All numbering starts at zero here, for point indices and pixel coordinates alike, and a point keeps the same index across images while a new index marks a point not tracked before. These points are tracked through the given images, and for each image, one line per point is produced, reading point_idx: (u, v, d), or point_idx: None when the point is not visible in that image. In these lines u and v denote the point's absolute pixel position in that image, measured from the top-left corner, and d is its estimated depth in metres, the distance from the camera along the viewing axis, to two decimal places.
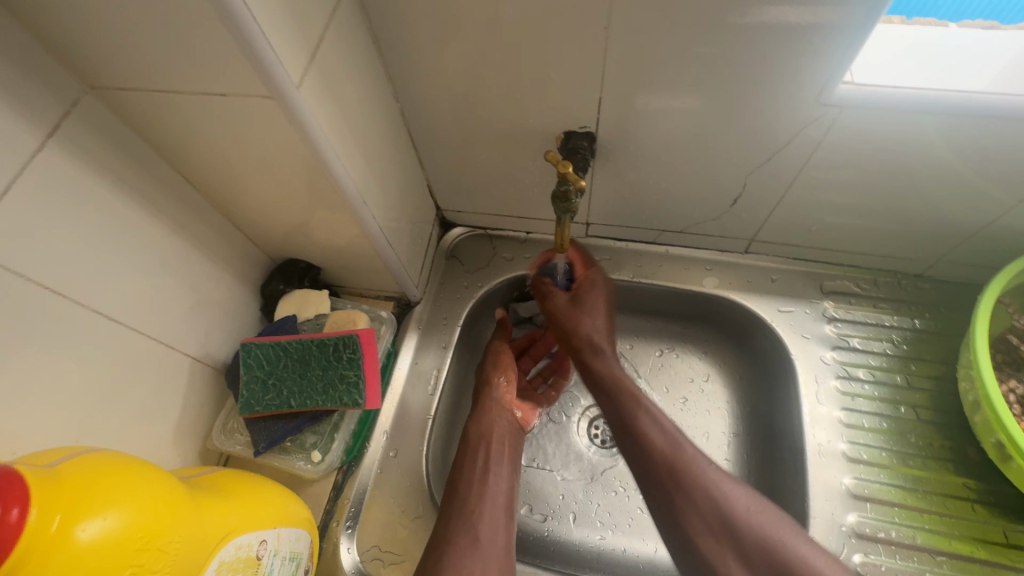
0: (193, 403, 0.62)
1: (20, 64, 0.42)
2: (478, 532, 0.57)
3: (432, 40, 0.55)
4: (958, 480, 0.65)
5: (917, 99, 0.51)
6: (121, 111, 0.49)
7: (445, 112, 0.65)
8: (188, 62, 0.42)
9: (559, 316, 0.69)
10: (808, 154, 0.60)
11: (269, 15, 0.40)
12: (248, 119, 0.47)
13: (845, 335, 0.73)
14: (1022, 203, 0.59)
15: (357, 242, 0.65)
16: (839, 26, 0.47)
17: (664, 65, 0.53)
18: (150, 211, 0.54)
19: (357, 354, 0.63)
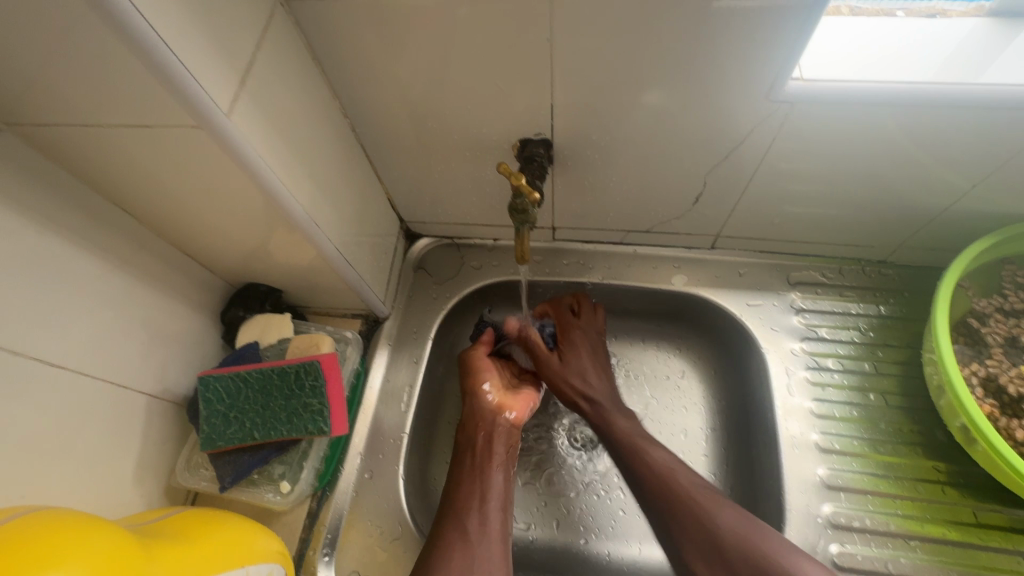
0: (153, 440, 0.60)
1: None
2: (466, 542, 0.58)
3: (374, 53, 0.54)
4: (929, 464, 0.65)
5: (867, 92, 0.51)
6: (46, 148, 0.47)
7: (397, 125, 0.63)
8: (107, 93, 0.40)
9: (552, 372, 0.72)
10: (765, 149, 0.60)
11: (186, 40, 0.38)
12: (180, 150, 0.45)
13: (813, 325, 0.73)
14: (975, 187, 0.59)
15: (315, 262, 0.63)
16: (782, 22, 0.46)
17: (611, 66, 0.52)
18: (88, 248, 0.52)
19: (319, 381, 0.62)
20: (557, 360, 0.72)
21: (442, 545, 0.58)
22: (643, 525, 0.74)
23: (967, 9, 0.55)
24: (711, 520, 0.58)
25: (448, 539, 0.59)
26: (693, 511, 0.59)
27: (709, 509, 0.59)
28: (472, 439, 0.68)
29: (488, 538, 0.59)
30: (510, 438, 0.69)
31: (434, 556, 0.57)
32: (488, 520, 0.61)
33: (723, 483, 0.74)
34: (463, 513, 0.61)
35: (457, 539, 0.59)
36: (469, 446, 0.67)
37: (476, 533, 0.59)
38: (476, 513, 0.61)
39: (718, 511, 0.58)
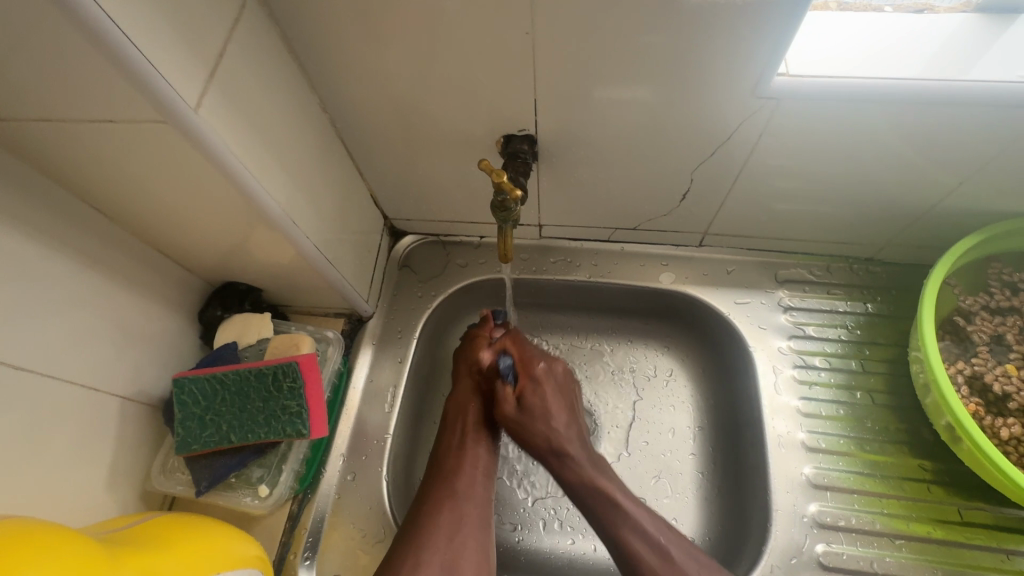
0: (127, 444, 0.59)
1: None
2: (454, 503, 0.61)
3: (352, 46, 0.53)
4: (914, 462, 0.65)
5: (854, 88, 0.50)
6: (8, 144, 0.45)
7: (378, 121, 0.62)
8: (67, 86, 0.38)
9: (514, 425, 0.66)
10: (751, 146, 0.59)
11: (149, 31, 0.37)
12: (148, 146, 0.44)
13: (800, 323, 0.73)
14: (961, 184, 0.59)
15: (295, 261, 0.62)
16: (768, 16, 0.45)
17: (595, 60, 0.51)
18: (56, 247, 0.50)
19: (298, 383, 0.60)
20: (516, 411, 0.66)
21: (430, 506, 0.60)
22: None
23: (954, 4, 0.54)
24: (673, 557, 0.57)
25: (437, 497, 0.61)
26: (658, 546, 0.58)
27: (673, 546, 0.58)
28: (461, 406, 0.68)
29: (474, 499, 0.62)
30: (496, 407, 0.70)
31: (421, 517, 0.59)
32: (474, 483, 0.63)
33: (711, 482, 0.73)
34: (452, 476, 0.63)
35: (446, 499, 0.61)
36: (458, 414, 0.68)
37: (464, 496, 0.61)
38: (464, 476, 0.63)
39: None
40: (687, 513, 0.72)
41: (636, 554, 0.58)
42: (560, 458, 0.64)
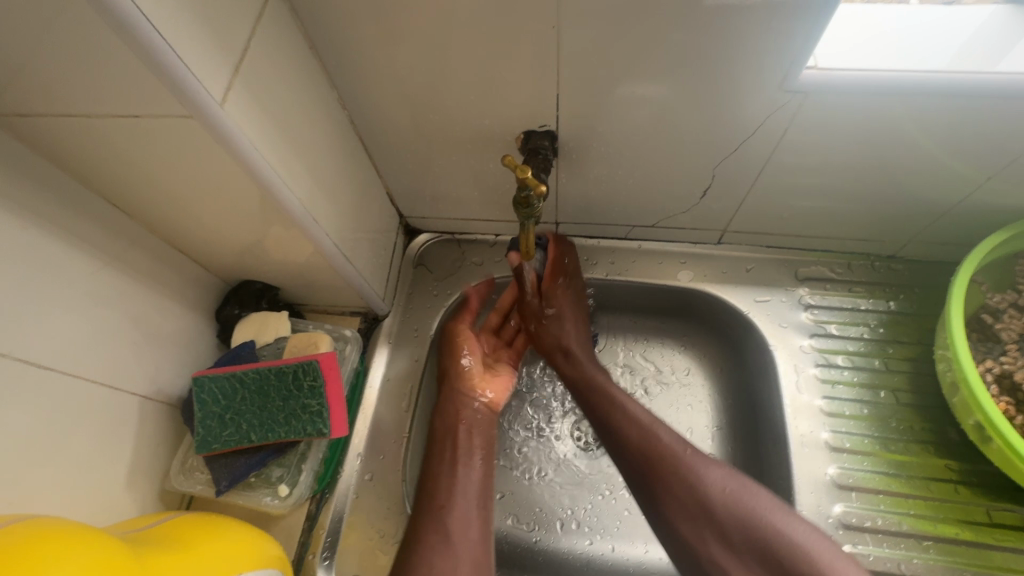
0: (147, 443, 0.58)
1: None
2: (447, 546, 0.56)
3: (374, 42, 0.52)
4: (941, 462, 0.64)
5: (884, 81, 0.49)
6: (32, 140, 0.45)
7: (397, 117, 0.61)
8: (94, 81, 0.38)
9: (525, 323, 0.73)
10: (776, 141, 0.58)
11: (177, 25, 0.36)
12: (172, 142, 0.43)
13: (822, 321, 0.72)
14: (991, 180, 0.58)
15: (313, 259, 0.61)
16: (800, 7, 0.44)
17: (620, 55, 0.51)
18: (77, 245, 0.50)
19: (318, 381, 0.60)
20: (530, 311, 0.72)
21: (421, 548, 0.56)
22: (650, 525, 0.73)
23: None
24: (697, 478, 0.57)
25: (426, 535, 0.57)
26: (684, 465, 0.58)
27: (697, 468, 0.58)
28: (450, 429, 0.66)
29: (468, 539, 0.58)
30: (484, 428, 0.68)
31: (414, 559, 0.55)
32: (466, 521, 0.59)
33: None
34: (442, 512, 0.59)
35: (436, 541, 0.56)
36: (447, 437, 0.65)
37: (457, 535, 0.57)
38: (457, 513, 0.59)
39: (706, 469, 0.58)
40: None
41: (629, 440, 0.61)
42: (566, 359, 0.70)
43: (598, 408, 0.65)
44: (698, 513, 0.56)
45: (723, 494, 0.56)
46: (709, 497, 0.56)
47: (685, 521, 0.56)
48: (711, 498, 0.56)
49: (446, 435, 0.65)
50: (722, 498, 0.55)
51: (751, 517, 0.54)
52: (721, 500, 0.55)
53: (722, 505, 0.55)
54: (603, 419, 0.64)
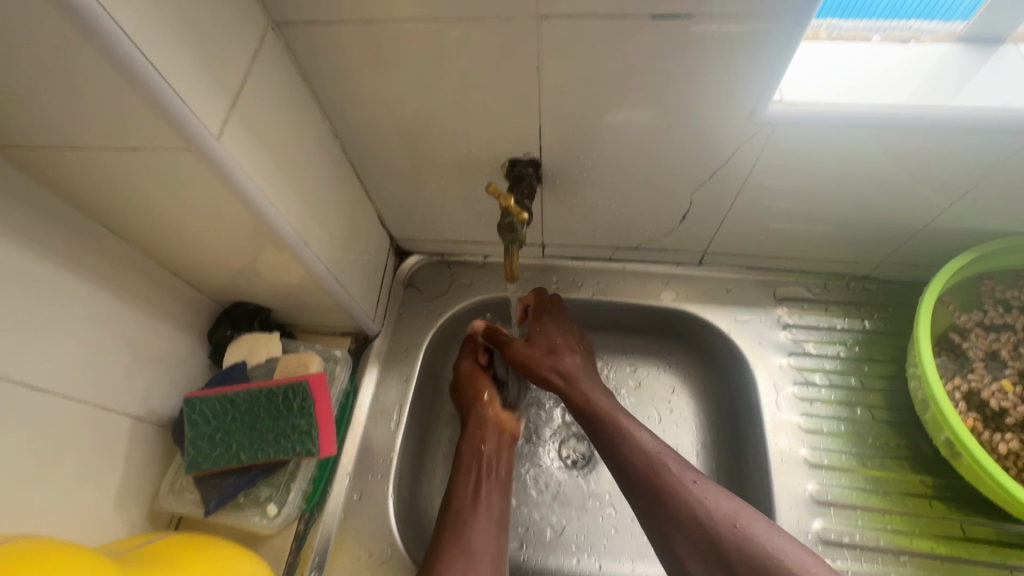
0: (137, 463, 0.59)
1: None
2: (467, 554, 0.61)
3: (364, 76, 0.55)
4: (916, 478, 0.66)
5: (847, 114, 0.52)
6: (34, 171, 0.46)
7: (387, 146, 0.64)
8: (97, 118, 0.40)
9: (520, 358, 0.70)
10: (749, 169, 0.61)
11: (178, 67, 0.39)
12: (170, 173, 0.45)
13: (800, 340, 0.74)
14: (953, 205, 0.61)
15: (305, 281, 0.63)
16: (762, 45, 0.48)
17: (596, 88, 0.54)
18: (74, 269, 0.51)
19: (307, 402, 0.61)
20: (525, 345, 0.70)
21: (444, 557, 0.60)
22: (637, 543, 0.73)
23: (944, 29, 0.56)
24: (705, 511, 0.56)
25: (449, 548, 0.61)
26: (679, 506, 0.57)
27: (705, 499, 0.57)
28: (473, 456, 0.70)
29: (486, 551, 0.62)
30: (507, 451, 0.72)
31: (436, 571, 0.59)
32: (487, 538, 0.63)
33: None
34: (464, 528, 0.63)
35: (459, 550, 0.61)
36: (470, 464, 0.69)
37: (478, 548, 0.62)
38: (477, 528, 0.63)
39: (715, 503, 0.57)
40: None
41: (635, 468, 0.60)
42: (570, 384, 0.67)
43: (604, 430, 0.64)
44: (710, 557, 0.55)
45: (733, 532, 0.55)
46: (716, 532, 0.55)
47: (692, 559, 0.56)
48: (719, 533, 0.55)
49: (472, 461, 0.69)
50: (732, 533, 0.55)
51: (755, 551, 0.53)
52: (731, 541, 0.55)
53: (732, 545, 0.54)
54: (609, 445, 0.63)
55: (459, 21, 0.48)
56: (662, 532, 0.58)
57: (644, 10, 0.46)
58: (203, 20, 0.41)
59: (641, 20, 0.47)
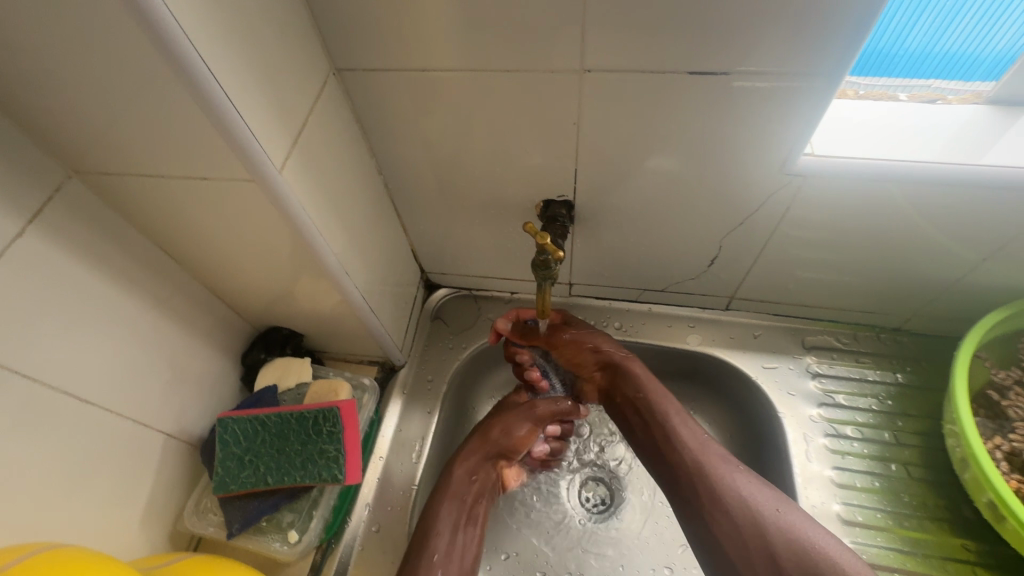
0: (166, 481, 0.60)
1: (18, 160, 0.43)
2: None
3: (412, 119, 0.58)
4: (956, 541, 0.63)
5: (876, 168, 0.54)
6: (106, 195, 0.50)
7: (426, 183, 0.67)
8: (172, 149, 0.44)
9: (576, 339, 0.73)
10: (779, 218, 0.62)
11: (253, 106, 0.42)
12: (228, 199, 0.48)
13: (830, 391, 0.73)
14: (987, 260, 0.61)
15: (340, 308, 0.65)
16: (798, 98, 0.50)
17: (632, 136, 0.56)
18: (130, 288, 0.54)
19: (337, 427, 0.62)
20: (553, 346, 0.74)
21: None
22: None
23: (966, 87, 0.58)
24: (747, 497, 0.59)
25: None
26: (715, 489, 0.61)
27: (746, 490, 0.60)
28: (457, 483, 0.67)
29: None
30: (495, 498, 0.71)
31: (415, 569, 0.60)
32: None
33: None
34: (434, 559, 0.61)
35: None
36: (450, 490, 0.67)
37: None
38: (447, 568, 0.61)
39: (757, 494, 0.60)
40: None
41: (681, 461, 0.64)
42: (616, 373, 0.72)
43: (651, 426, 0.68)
44: (759, 545, 0.57)
45: (775, 520, 0.57)
46: (760, 521, 0.58)
47: (732, 546, 0.59)
48: (765, 518, 0.58)
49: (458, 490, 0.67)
50: (776, 524, 0.57)
51: (798, 544, 0.55)
52: (778, 539, 0.56)
53: (784, 548, 0.56)
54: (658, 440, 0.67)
55: (506, 73, 0.52)
56: (701, 522, 0.61)
57: (681, 67, 0.49)
58: (277, 65, 0.45)
59: (677, 76, 0.50)
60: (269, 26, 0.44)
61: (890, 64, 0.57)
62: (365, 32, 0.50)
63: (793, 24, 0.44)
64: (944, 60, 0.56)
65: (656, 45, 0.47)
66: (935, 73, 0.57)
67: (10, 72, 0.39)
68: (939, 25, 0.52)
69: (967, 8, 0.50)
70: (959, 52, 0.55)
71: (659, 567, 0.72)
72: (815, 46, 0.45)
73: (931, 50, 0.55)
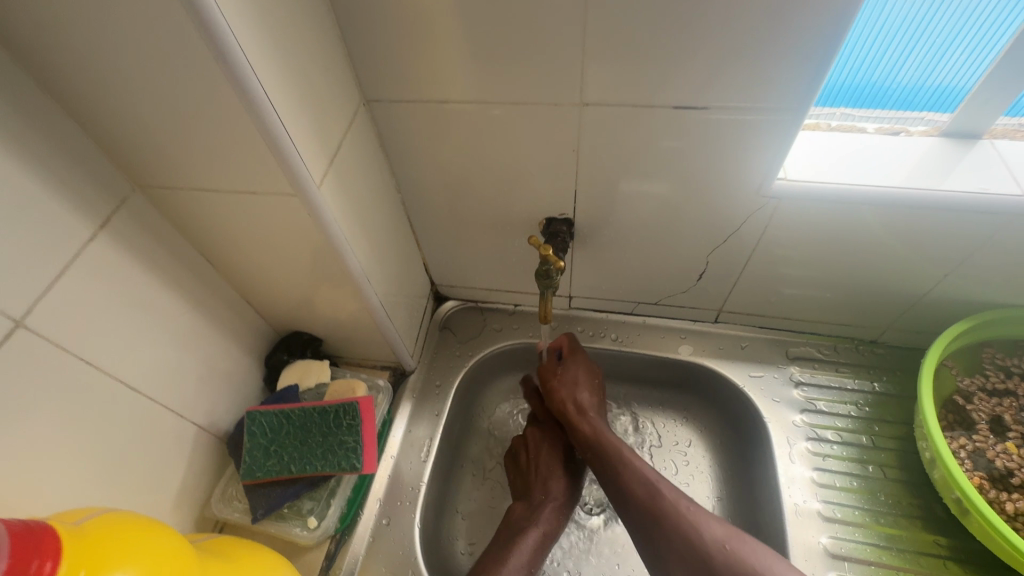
0: (196, 470, 0.65)
1: (95, 175, 0.50)
2: None
3: (430, 144, 0.65)
4: (929, 537, 0.67)
5: (840, 192, 0.61)
6: (161, 206, 0.56)
7: (440, 201, 0.74)
8: (226, 167, 0.50)
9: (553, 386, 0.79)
10: (758, 236, 0.69)
11: (298, 131, 0.49)
12: (269, 211, 0.55)
13: (812, 398, 0.78)
14: (948, 275, 0.67)
15: (359, 314, 0.71)
16: (770, 130, 0.57)
17: (626, 162, 0.63)
18: (176, 290, 0.60)
19: (356, 421, 0.67)
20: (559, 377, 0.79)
21: None
22: None
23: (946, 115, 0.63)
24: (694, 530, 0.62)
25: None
26: (665, 521, 0.64)
27: (696, 523, 0.63)
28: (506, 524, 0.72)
29: None
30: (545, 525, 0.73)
31: None
32: None
33: None
34: None
35: None
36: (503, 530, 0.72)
37: None
38: None
39: (707, 525, 0.62)
40: None
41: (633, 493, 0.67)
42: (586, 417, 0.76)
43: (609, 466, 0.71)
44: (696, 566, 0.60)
45: (721, 549, 0.60)
46: (706, 549, 0.61)
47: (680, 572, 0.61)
48: (708, 553, 0.60)
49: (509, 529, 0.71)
50: (720, 551, 0.60)
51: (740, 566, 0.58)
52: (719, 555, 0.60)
53: (718, 558, 0.60)
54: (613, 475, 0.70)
55: (516, 105, 0.59)
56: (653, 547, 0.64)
57: (668, 102, 0.56)
58: (318, 96, 0.52)
59: (665, 110, 0.57)
60: (313, 63, 0.51)
61: (884, 96, 0.62)
62: (393, 69, 0.58)
63: (764, 67, 0.52)
64: (930, 93, 0.61)
65: (646, 83, 0.55)
66: (922, 105, 0.62)
67: (98, 101, 0.46)
68: (927, 59, 0.57)
69: (954, 41, 0.55)
70: (945, 85, 0.59)
71: None
72: (784, 86, 0.53)
73: (917, 82, 0.60)
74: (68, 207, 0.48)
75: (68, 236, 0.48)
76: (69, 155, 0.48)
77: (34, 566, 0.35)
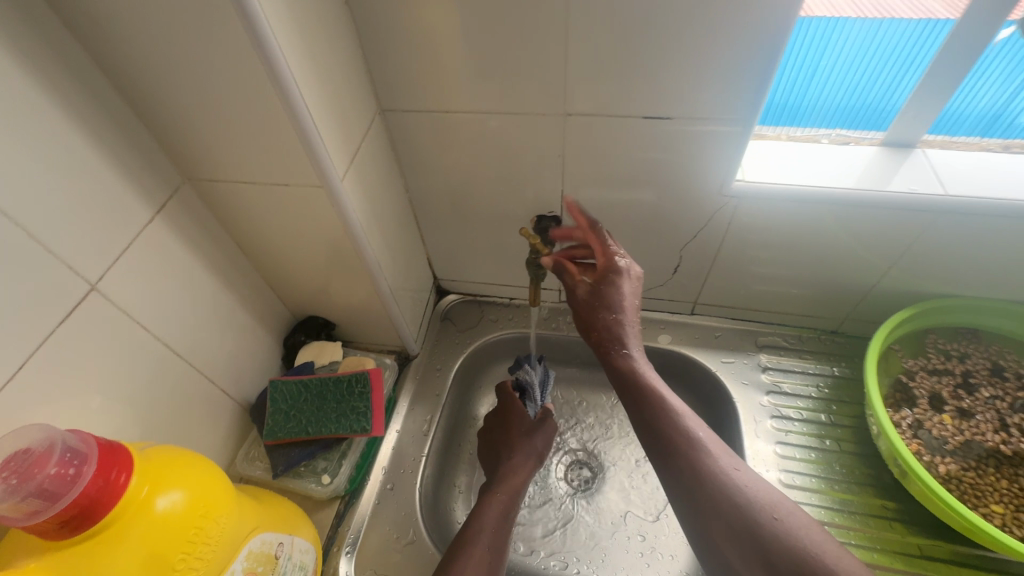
0: (222, 432, 0.73)
1: (154, 168, 0.59)
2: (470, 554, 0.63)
3: (436, 149, 0.75)
4: (878, 501, 0.75)
5: (793, 192, 0.69)
6: (205, 197, 0.66)
7: (443, 201, 0.83)
8: (264, 163, 0.60)
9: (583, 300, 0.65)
10: (724, 233, 0.78)
11: (326, 133, 0.59)
12: (297, 202, 0.64)
13: (777, 381, 0.86)
14: (892, 268, 0.76)
15: (370, 299, 0.79)
16: (729, 136, 0.66)
17: (606, 166, 0.72)
18: (213, 271, 0.69)
19: (366, 389, 0.76)
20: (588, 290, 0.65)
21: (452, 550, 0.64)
22: (631, 560, 0.81)
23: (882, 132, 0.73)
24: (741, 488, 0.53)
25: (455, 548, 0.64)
26: (698, 467, 0.55)
27: (744, 485, 0.53)
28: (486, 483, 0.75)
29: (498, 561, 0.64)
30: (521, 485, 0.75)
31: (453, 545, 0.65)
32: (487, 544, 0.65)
33: None
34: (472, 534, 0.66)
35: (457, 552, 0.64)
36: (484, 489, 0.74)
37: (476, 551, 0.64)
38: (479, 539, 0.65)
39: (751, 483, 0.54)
40: (680, 549, 0.81)
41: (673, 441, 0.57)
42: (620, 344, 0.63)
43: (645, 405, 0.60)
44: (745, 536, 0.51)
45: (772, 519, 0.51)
46: (752, 513, 0.52)
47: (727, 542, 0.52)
48: (758, 521, 0.51)
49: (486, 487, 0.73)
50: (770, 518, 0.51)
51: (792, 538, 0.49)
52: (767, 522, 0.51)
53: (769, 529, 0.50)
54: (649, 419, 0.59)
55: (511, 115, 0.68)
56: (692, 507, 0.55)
57: (640, 113, 0.65)
58: (343, 106, 0.62)
59: (638, 120, 0.66)
60: (340, 78, 0.61)
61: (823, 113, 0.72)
62: (407, 84, 0.68)
63: (720, 83, 0.61)
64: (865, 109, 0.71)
65: (621, 97, 0.64)
66: (861, 122, 0.72)
67: (164, 106, 0.55)
68: (858, 77, 0.67)
69: (880, 62, 0.65)
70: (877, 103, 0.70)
71: (632, 534, 0.83)
72: (737, 101, 0.62)
73: (852, 100, 0.70)
74: (132, 193, 0.57)
75: (132, 218, 0.57)
76: (136, 150, 0.57)
77: (113, 476, 0.44)
